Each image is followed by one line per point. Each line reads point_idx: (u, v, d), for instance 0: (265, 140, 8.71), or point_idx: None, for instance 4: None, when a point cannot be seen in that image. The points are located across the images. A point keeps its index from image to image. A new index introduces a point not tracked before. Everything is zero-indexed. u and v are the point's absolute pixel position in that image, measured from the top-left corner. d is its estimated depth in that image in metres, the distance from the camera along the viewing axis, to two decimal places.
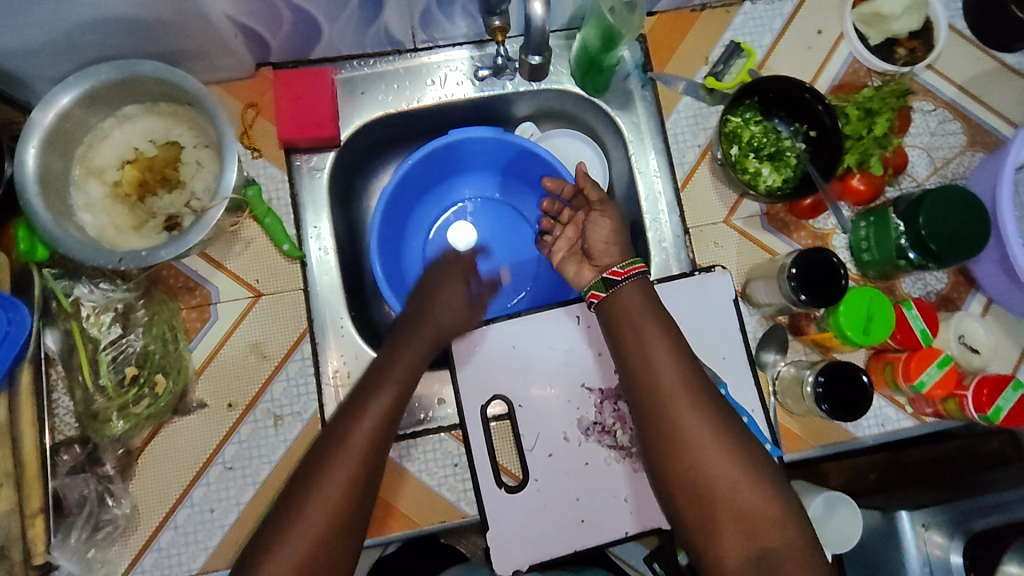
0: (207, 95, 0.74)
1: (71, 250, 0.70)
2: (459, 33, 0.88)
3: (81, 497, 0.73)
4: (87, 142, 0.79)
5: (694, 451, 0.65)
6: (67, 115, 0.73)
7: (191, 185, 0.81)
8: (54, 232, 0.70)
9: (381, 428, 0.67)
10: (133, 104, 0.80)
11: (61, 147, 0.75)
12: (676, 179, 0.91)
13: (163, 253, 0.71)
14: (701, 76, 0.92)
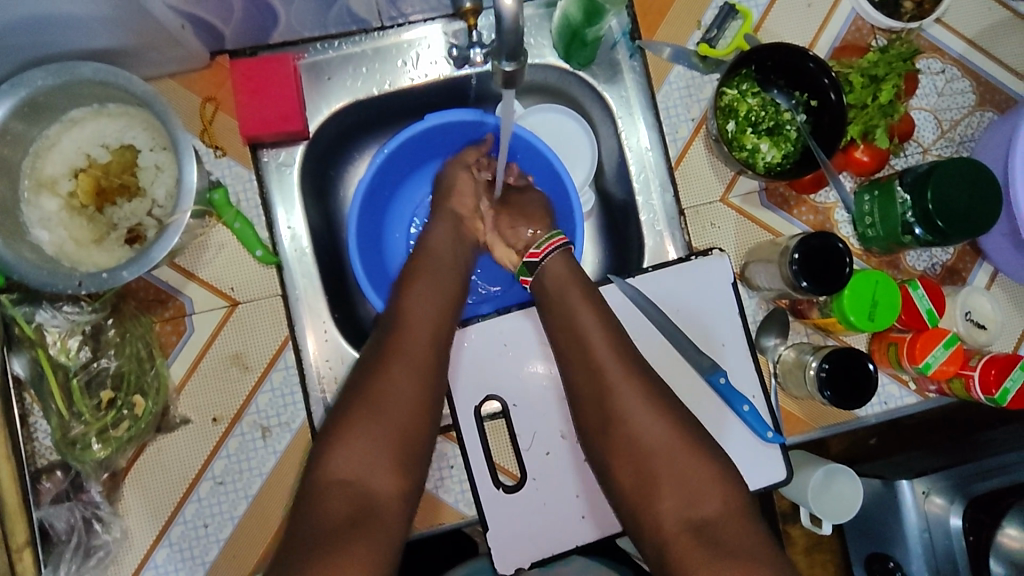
0: (155, 96, 0.69)
1: (27, 275, 0.66)
2: (429, 7, 0.81)
3: (68, 525, 0.72)
4: (33, 152, 0.73)
5: (637, 426, 0.67)
6: (7, 127, 0.68)
7: (152, 191, 0.76)
8: (7, 257, 0.66)
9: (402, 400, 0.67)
10: (79, 107, 0.74)
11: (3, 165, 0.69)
12: (670, 158, 0.85)
13: (126, 273, 0.67)
14: (693, 42, 0.86)
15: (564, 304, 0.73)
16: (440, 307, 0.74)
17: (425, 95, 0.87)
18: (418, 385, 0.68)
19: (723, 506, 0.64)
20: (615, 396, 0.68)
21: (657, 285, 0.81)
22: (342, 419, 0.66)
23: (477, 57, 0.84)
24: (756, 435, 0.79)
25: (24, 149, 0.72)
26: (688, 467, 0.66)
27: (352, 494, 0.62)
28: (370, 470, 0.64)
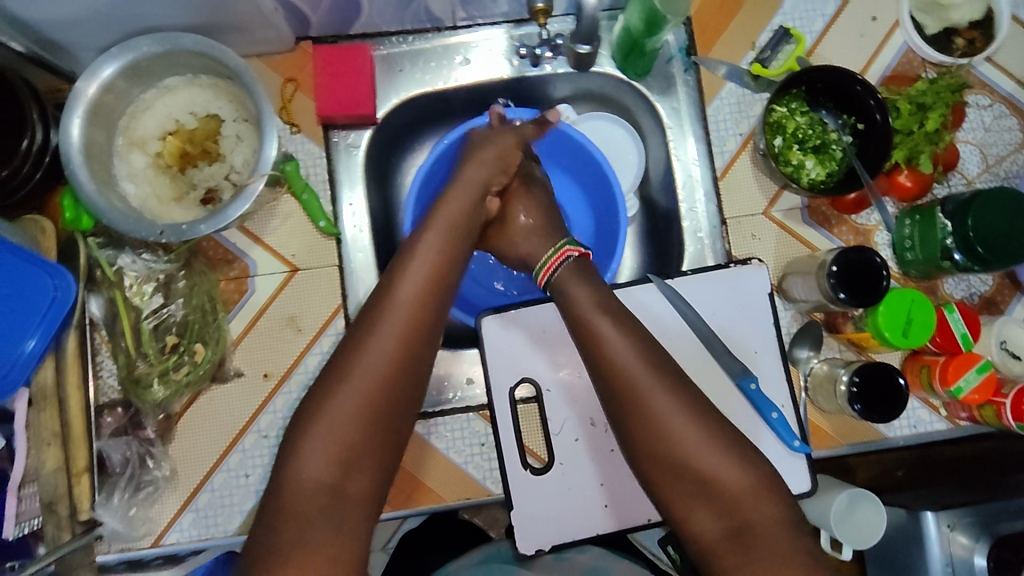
0: (245, 70, 0.75)
1: (115, 220, 0.72)
2: (498, 11, 0.88)
3: (123, 458, 0.75)
4: (129, 113, 0.80)
5: (665, 422, 0.64)
6: (111, 86, 0.75)
7: (231, 158, 0.82)
8: (101, 203, 0.72)
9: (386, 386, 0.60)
10: (175, 76, 0.81)
11: (104, 119, 0.76)
12: (716, 169, 0.88)
13: (202, 227, 0.73)
14: (746, 62, 0.90)
15: (584, 302, 0.72)
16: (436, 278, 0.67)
17: (483, 95, 0.93)
18: (398, 358, 0.61)
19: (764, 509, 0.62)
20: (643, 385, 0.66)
21: (695, 290, 0.84)
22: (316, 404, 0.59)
23: (546, 56, 0.90)
24: (783, 443, 0.81)
25: (123, 109, 0.79)
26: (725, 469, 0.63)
27: (327, 485, 0.57)
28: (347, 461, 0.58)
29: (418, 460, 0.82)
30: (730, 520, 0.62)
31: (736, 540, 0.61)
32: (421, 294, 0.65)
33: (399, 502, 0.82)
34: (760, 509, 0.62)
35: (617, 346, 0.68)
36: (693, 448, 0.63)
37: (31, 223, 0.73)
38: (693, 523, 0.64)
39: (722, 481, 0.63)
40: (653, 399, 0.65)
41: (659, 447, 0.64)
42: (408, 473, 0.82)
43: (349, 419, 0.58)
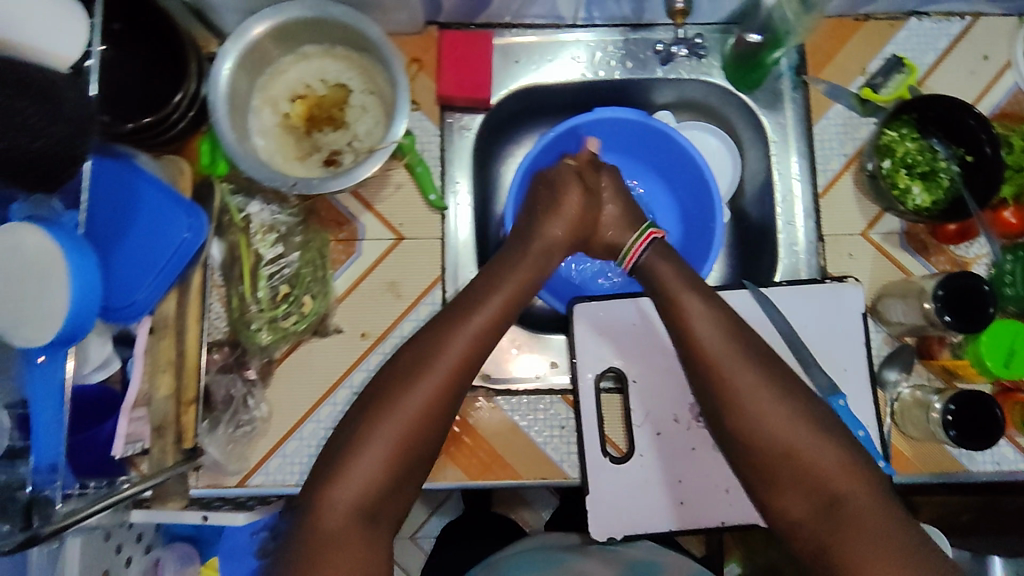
0: (386, 43, 0.78)
1: (252, 168, 0.75)
2: (619, 12, 0.89)
3: (227, 396, 0.78)
4: (266, 74, 0.85)
5: (752, 401, 0.63)
6: (258, 44, 0.79)
7: (355, 127, 0.86)
8: (235, 149, 0.75)
9: (426, 416, 0.63)
10: (312, 44, 0.85)
11: (246, 77, 0.81)
12: (817, 186, 0.89)
13: (333, 183, 0.76)
14: (856, 86, 0.91)
15: (665, 283, 0.72)
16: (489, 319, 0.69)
17: (592, 93, 0.96)
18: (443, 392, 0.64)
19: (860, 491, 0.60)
20: (727, 363, 0.65)
21: (789, 301, 0.85)
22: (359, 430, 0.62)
23: (678, 54, 0.92)
24: None
25: (261, 69, 0.83)
26: (818, 445, 0.62)
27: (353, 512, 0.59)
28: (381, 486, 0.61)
29: (498, 435, 0.84)
30: (820, 496, 0.61)
31: (828, 517, 0.60)
32: (467, 348, 0.67)
33: (476, 473, 0.84)
34: (846, 482, 0.60)
35: (700, 326, 0.68)
36: (775, 423, 0.63)
37: (171, 162, 0.78)
38: (783, 502, 0.63)
39: (812, 461, 0.61)
40: (731, 371, 0.65)
41: (746, 419, 0.64)
42: (487, 446, 0.84)
43: (384, 456, 0.61)
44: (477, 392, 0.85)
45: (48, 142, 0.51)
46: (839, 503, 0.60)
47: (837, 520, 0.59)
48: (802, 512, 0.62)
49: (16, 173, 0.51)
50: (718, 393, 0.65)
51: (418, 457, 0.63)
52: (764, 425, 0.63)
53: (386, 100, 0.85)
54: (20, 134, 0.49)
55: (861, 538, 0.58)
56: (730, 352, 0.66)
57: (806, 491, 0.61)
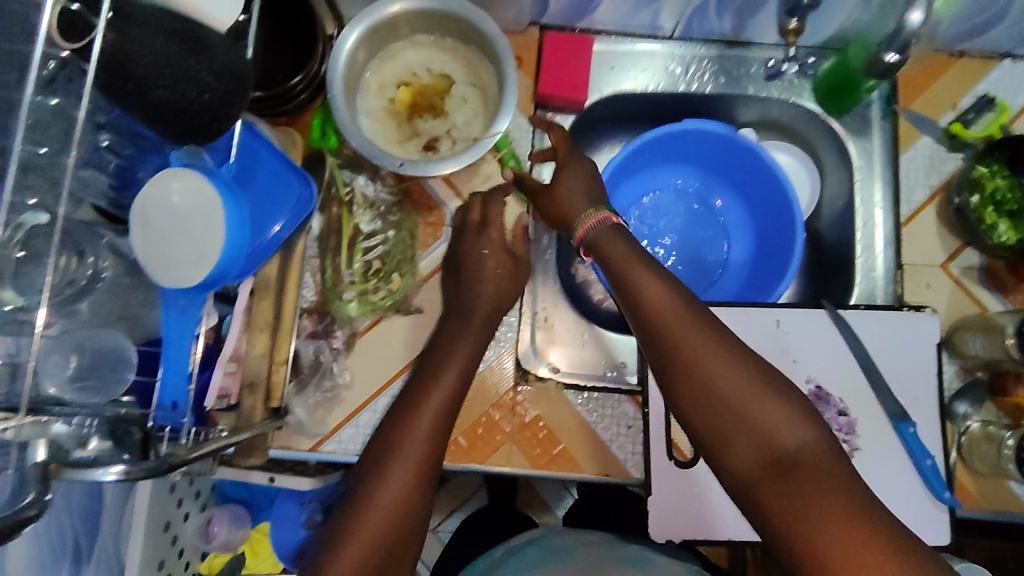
0: (499, 38, 0.81)
1: (359, 144, 0.77)
2: (719, 29, 0.90)
3: (313, 361, 0.81)
4: (375, 59, 0.88)
5: (704, 362, 0.59)
6: (375, 29, 0.82)
7: (454, 116, 0.89)
8: (347, 125, 0.77)
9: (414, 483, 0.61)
10: (422, 34, 0.88)
11: (360, 59, 0.84)
12: (899, 215, 0.90)
13: (433, 168, 0.78)
14: (945, 120, 0.92)
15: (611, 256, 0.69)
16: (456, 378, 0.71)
17: (681, 104, 0.98)
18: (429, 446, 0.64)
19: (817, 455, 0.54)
20: (678, 331, 0.61)
21: (864, 325, 0.85)
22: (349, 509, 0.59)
23: (787, 71, 0.92)
24: (931, 492, 0.81)
25: (373, 53, 0.87)
26: (777, 413, 0.56)
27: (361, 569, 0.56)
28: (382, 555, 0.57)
29: (564, 428, 0.86)
30: (768, 449, 0.55)
31: (778, 476, 0.54)
32: (447, 401, 0.68)
33: (539, 463, 0.85)
34: (800, 438, 0.55)
35: (652, 291, 0.64)
36: (734, 382, 0.58)
37: (287, 133, 0.81)
38: (733, 456, 0.57)
39: (766, 423, 0.56)
40: (661, 306, 0.63)
41: (695, 376, 0.59)
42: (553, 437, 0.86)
43: (373, 535, 0.58)
44: (547, 382, 0.88)
45: (213, 96, 0.54)
46: (787, 461, 0.54)
47: (788, 477, 0.53)
48: (752, 469, 0.56)
49: (170, 118, 0.54)
50: (671, 355, 0.61)
51: (414, 524, 0.60)
52: (716, 378, 0.58)
53: (487, 94, 0.88)
54: (190, 87, 0.52)
55: (813, 501, 0.52)
56: (681, 313, 0.62)
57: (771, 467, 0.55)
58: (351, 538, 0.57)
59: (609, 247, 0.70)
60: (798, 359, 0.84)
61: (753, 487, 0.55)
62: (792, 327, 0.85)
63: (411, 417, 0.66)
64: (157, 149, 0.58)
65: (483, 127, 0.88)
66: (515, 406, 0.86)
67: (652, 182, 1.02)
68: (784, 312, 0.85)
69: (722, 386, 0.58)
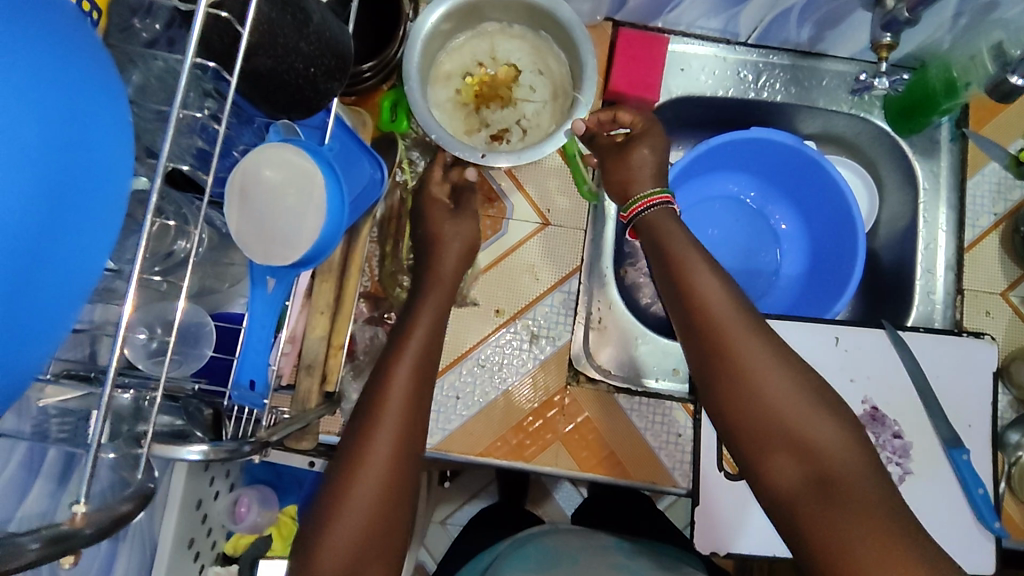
0: (577, 26, 0.79)
1: (434, 130, 0.75)
2: (796, 39, 0.89)
3: (369, 346, 0.80)
4: (443, 48, 0.86)
5: (757, 374, 0.58)
6: (449, 15, 0.80)
7: (522, 106, 0.87)
8: (423, 112, 0.75)
9: (398, 457, 0.60)
10: (491, 22, 0.86)
11: (432, 47, 0.82)
12: (963, 240, 0.90)
13: (503, 159, 0.74)
14: (1015, 148, 0.90)
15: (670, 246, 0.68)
16: (428, 340, 0.68)
17: (747, 112, 0.97)
18: (408, 416, 0.62)
19: (861, 480, 0.54)
20: (732, 339, 0.60)
21: (923, 347, 0.85)
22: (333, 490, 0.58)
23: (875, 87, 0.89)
24: (980, 522, 0.81)
25: (442, 42, 0.85)
26: (820, 436, 0.56)
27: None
28: (366, 536, 0.57)
29: (613, 431, 0.85)
30: (815, 468, 0.55)
31: (819, 494, 0.53)
32: (422, 371, 0.66)
33: (587, 465, 0.84)
34: (849, 463, 0.55)
35: (706, 286, 0.63)
36: (779, 396, 0.57)
37: (357, 114, 0.78)
38: (772, 471, 0.57)
39: (814, 442, 0.56)
40: (719, 316, 0.61)
41: (744, 384, 0.58)
42: (601, 440, 0.85)
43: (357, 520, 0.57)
44: (599, 386, 0.86)
45: (317, 71, 0.54)
46: (829, 479, 0.54)
47: (829, 494, 0.53)
48: (791, 486, 0.55)
49: (272, 90, 0.52)
50: (720, 360, 0.60)
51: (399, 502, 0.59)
52: (766, 391, 0.58)
53: (557, 84, 0.87)
54: (298, 59, 0.51)
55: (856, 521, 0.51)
56: (737, 315, 0.61)
57: (813, 488, 0.54)
58: (334, 518, 0.57)
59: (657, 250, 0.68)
60: (856, 377, 0.84)
61: (789, 502, 0.55)
62: (851, 344, 0.84)
63: (374, 423, 0.61)
64: (249, 122, 0.57)
65: (552, 118, 0.87)
66: (564, 407, 0.85)
67: (710, 189, 1.00)
68: (842, 330, 0.84)
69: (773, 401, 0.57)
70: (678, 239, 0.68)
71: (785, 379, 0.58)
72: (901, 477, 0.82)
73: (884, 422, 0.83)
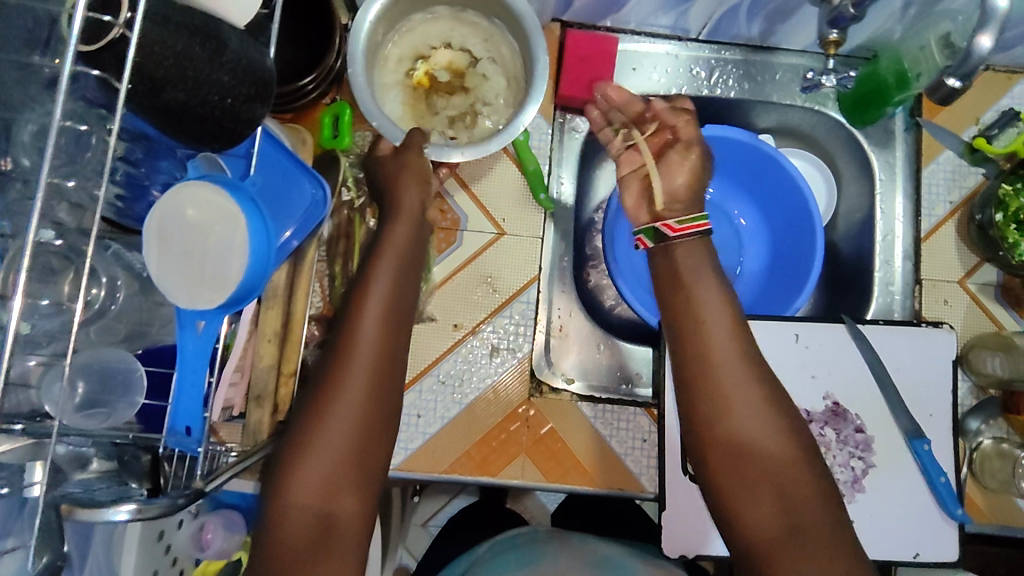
0: (530, 14, 0.77)
1: (386, 126, 0.73)
2: (746, 34, 0.88)
3: None
4: (393, 32, 0.84)
5: (743, 423, 0.65)
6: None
7: (474, 95, 0.85)
8: (368, 102, 0.72)
9: (364, 410, 0.61)
10: (443, 6, 0.84)
11: (380, 31, 0.80)
12: (920, 230, 0.90)
13: (458, 154, 0.73)
14: (968, 135, 0.90)
15: (681, 295, 0.72)
16: (388, 288, 0.67)
17: (701, 109, 0.95)
18: (373, 369, 0.63)
19: (829, 525, 0.60)
20: (731, 391, 0.66)
21: (882, 339, 0.85)
22: (297, 444, 0.59)
23: (824, 84, 0.85)
24: (943, 509, 0.81)
25: (392, 26, 0.82)
26: (796, 484, 0.62)
27: (301, 526, 0.57)
28: (329, 486, 0.58)
29: (576, 441, 0.84)
30: (788, 515, 0.60)
31: (792, 540, 0.59)
32: (381, 320, 0.65)
33: (554, 477, 0.83)
34: (821, 515, 0.60)
35: (713, 338, 0.69)
36: (766, 445, 0.64)
37: (296, 132, 0.75)
38: (749, 515, 0.62)
39: (791, 489, 0.61)
40: (716, 367, 0.67)
41: (737, 434, 0.64)
42: (566, 450, 0.84)
43: (322, 472, 0.58)
44: (562, 395, 0.86)
45: (236, 99, 0.51)
46: (801, 527, 0.59)
47: (802, 542, 0.59)
48: (765, 530, 0.61)
49: (187, 124, 0.49)
50: (717, 410, 0.66)
51: (366, 448, 0.61)
52: (754, 441, 0.64)
53: (510, 72, 0.84)
54: (212, 91, 0.49)
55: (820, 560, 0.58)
56: (738, 368, 0.67)
57: (787, 536, 0.59)
58: (296, 472, 0.58)
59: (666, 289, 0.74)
60: (817, 373, 0.83)
61: (763, 544, 0.60)
62: (811, 341, 0.84)
63: (346, 354, 0.63)
64: (169, 154, 0.54)
65: (505, 108, 0.84)
66: (528, 419, 0.84)
67: None
68: (801, 326, 0.84)
69: (753, 443, 0.64)
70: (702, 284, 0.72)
71: (769, 424, 0.64)
72: (864, 470, 0.82)
73: (845, 417, 0.83)
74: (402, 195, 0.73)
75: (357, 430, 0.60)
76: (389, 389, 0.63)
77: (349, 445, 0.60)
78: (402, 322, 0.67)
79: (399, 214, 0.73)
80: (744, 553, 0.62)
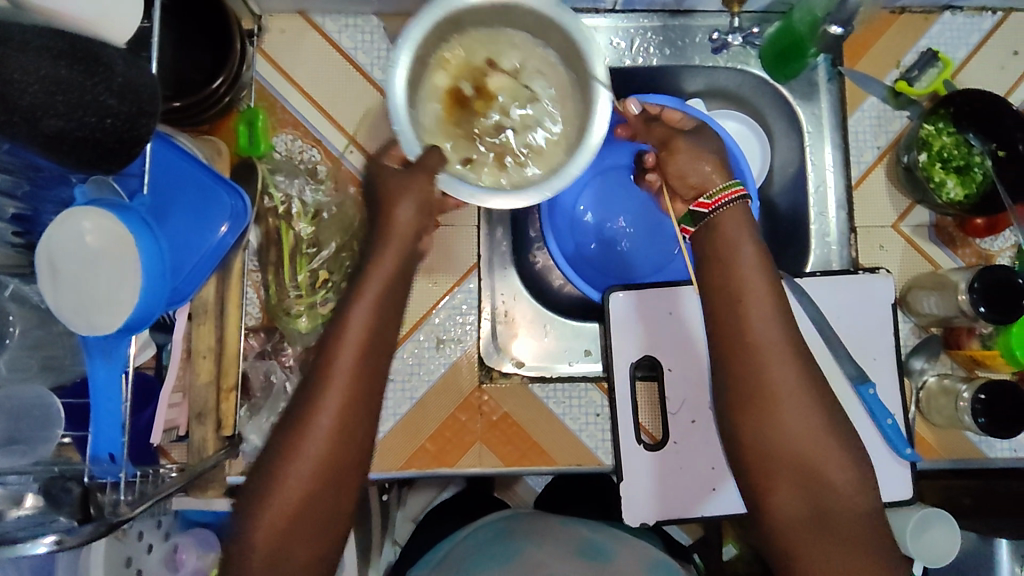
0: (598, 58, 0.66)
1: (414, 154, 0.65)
2: None
3: (264, 382, 0.80)
4: (456, 40, 0.71)
5: (787, 413, 0.63)
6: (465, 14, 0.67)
7: (528, 128, 0.72)
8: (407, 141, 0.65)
9: (337, 444, 0.59)
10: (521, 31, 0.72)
11: (431, 45, 0.68)
12: (851, 178, 0.91)
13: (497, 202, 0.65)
14: (891, 79, 0.91)
15: (736, 268, 0.67)
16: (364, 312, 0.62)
17: (627, 80, 0.94)
18: (347, 402, 0.60)
19: (859, 514, 0.63)
20: (778, 375, 0.63)
21: (820, 290, 0.86)
22: (271, 478, 0.58)
23: (732, 43, 0.89)
24: (892, 450, 0.83)
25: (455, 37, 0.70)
26: (829, 475, 0.63)
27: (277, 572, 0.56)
28: (298, 523, 0.57)
29: (530, 423, 0.85)
30: (815, 504, 0.62)
31: (817, 527, 0.62)
32: (361, 346, 0.61)
33: (512, 460, 0.84)
34: (853, 506, 0.63)
35: (761, 318, 0.65)
36: (802, 434, 0.63)
37: (209, 142, 0.75)
38: (777, 500, 0.63)
39: (828, 479, 0.63)
40: (763, 349, 0.64)
41: (773, 423, 0.63)
42: (522, 433, 0.84)
43: (289, 507, 0.57)
44: (512, 379, 0.86)
45: (117, 119, 0.50)
46: (828, 515, 0.62)
47: (828, 531, 0.61)
48: (792, 517, 0.62)
49: (69, 149, 0.48)
50: (759, 395, 0.64)
51: (338, 483, 0.59)
52: (794, 431, 0.63)
53: (567, 108, 0.72)
54: (89, 112, 0.48)
55: (838, 547, 0.61)
56: (787, 348, 0.64)
57: (813, 524, 0.62)
58: (266, 507, 0.57)
59: (707, 260, 0.68)
60: None
61: (789, 529, 0.62)
62: None
63: (321, 384, 0.59)
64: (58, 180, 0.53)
65: (558, 148, 0.71)
66: (482, 406, 0.84)
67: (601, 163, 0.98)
68: None
69: (785, 430, 0.63)
70: (752, 260, 0.66)
71: (813, 415, 0.64)
72: None
73: None
74: (399, 214, 0.65)
75: (326, 469, 0.58)
76: (365, 421, 0.61)
77: (318, 480, 0.58)
78: (387, 348, 0.64)
79: (383, 231, 0.66)
80: (762, 530, 0.65)
